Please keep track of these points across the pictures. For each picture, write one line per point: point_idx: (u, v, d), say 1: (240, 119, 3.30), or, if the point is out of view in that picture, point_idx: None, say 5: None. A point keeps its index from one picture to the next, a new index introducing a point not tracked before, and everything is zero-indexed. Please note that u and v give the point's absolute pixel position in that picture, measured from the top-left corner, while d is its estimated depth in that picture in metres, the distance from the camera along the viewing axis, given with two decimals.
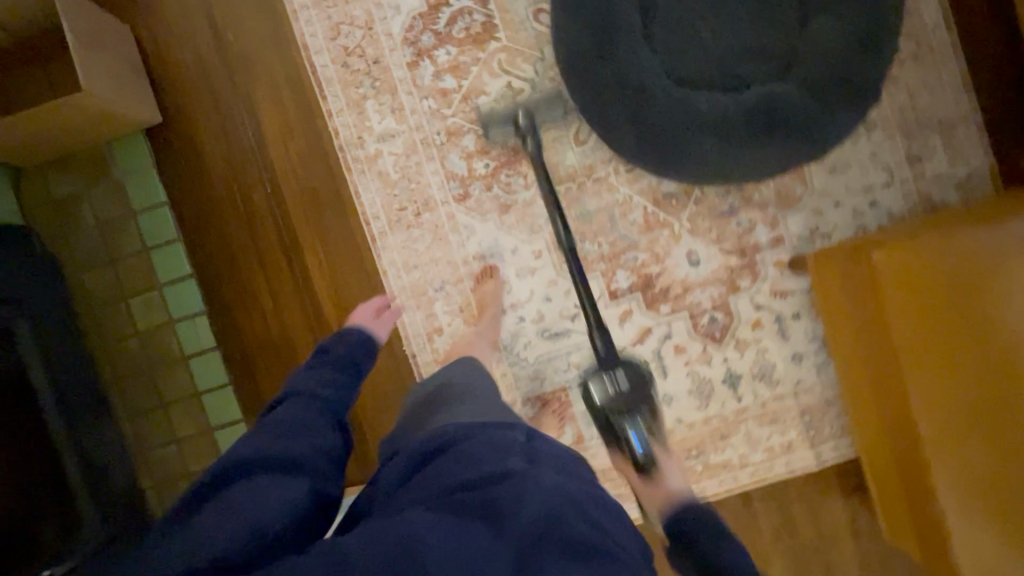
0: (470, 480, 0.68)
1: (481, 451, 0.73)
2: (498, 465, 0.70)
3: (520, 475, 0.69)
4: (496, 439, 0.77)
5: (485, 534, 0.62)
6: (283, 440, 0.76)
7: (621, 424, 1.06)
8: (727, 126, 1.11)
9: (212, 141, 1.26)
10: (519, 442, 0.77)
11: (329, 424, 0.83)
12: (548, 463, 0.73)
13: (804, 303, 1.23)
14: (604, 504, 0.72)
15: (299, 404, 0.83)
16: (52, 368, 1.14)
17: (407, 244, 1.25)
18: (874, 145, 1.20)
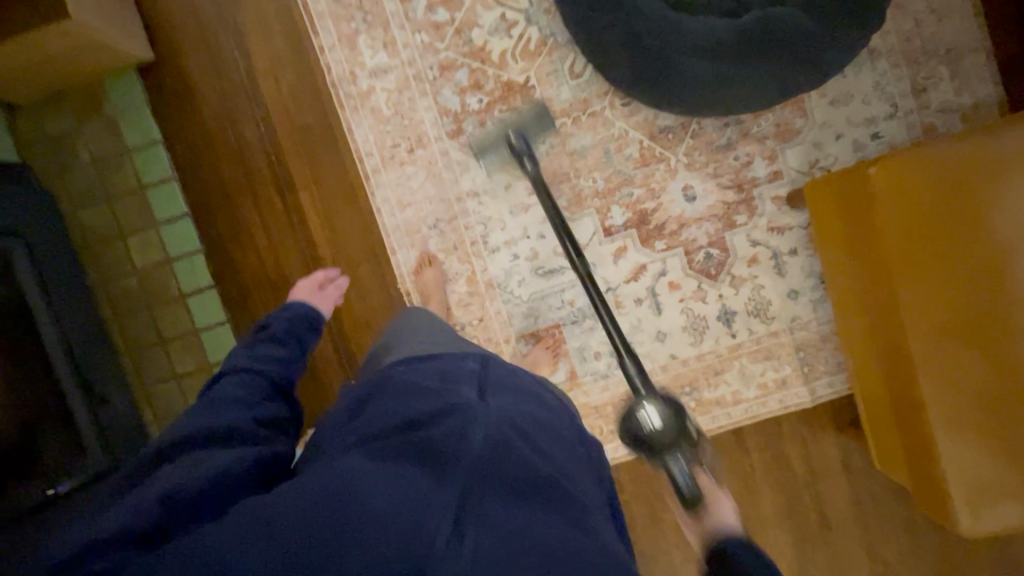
0: (412, 418, 0.61)
1: (429, 384, 0.67)
2: (445, 399, 0.63)
3: (470, 408, 0.61)
4: (449, 369, 0.71)
5: (428, 476, 0.54)
6: (222, 413, 0.70)
7: (665, 461, 0.94)
8: (728, 51, 1.06)
9: (202, 77, 1.25)
10: (471, 369, 0.71)
11: (269, 395, 0.77)
12: (500, 391, 0.68)
13: (801, 238, 1.22)
14: (547, 427, 0.68)
15: (241, 379, 0.78)
16: (51, 301, 1.16)
17: (401, 182, 1.25)
18: (877, 76, 1.17)
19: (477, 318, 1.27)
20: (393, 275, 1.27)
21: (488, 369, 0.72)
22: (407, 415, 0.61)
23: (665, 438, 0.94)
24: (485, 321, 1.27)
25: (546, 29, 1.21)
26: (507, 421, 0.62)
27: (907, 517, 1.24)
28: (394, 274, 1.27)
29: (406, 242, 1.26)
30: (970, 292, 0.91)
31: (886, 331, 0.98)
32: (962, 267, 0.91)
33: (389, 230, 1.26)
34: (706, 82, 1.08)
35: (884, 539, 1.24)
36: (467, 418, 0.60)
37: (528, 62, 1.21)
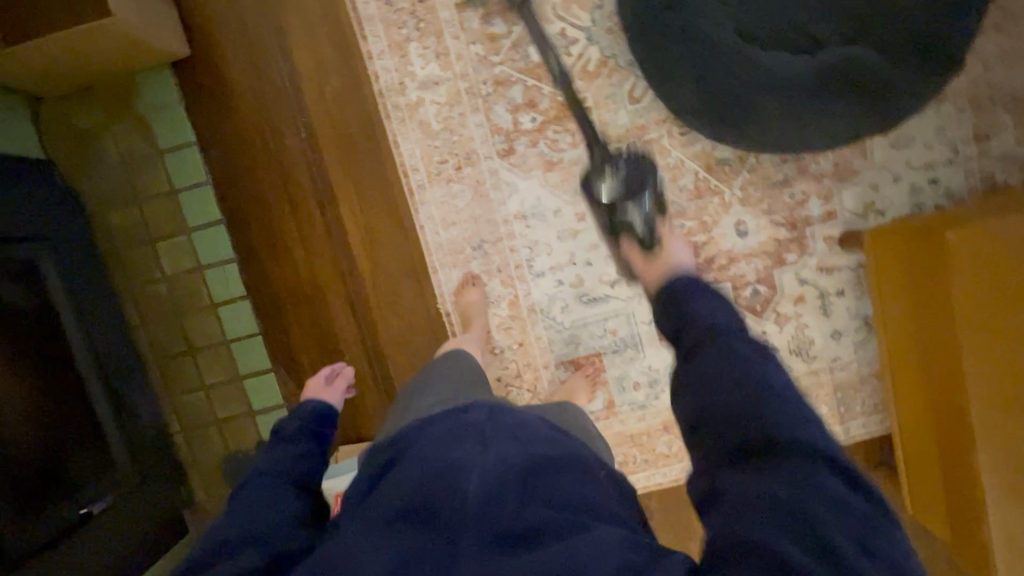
0: (408, 482, 0.58)
1: (432, 441, 0.63)
2: (444, 454, 0.60)
3: (464, 462, 0.58)
4: (454, 420, 0.67)
5: (419, 541, 0.52)
6: (240, 519, 0.62)
7: (627, 212, 1.02)
8: (798, 88, 1.02)
9: (242, 78, 1.18)
10: (478, 418, 0.67)
11: (288, 495, 0.67)
12: (505, 437, 0.63)
13: (850, 280, 1.21)
14: (568, 465, 0.62)
15: (256, 483, 0.68)
16: (80, 309, 1.12)
17: (446, 200, 1.21)
18: (941, 120, 1.15)
19: (516, 342, 1.25)
20: (433, 293, 1.24)
21: (496, 416, 0.67)
22: (408, 477, 0.59)
23: (630, 183, 1.03)
24: (525, 345, 1.25)
25: (607, 50, 1.16)
26: (508, 469, 0.58)
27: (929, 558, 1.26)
28: (434, 293, 1.24)
29: (448, 262, 1.23)
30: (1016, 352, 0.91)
31: (942, 389, 0.99)
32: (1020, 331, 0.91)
33: (431, 248, 1.23)
34: (776, 120, 1.05)
35: None
36: (461, 475, 0.57)
37: (587, 83, 1.17)
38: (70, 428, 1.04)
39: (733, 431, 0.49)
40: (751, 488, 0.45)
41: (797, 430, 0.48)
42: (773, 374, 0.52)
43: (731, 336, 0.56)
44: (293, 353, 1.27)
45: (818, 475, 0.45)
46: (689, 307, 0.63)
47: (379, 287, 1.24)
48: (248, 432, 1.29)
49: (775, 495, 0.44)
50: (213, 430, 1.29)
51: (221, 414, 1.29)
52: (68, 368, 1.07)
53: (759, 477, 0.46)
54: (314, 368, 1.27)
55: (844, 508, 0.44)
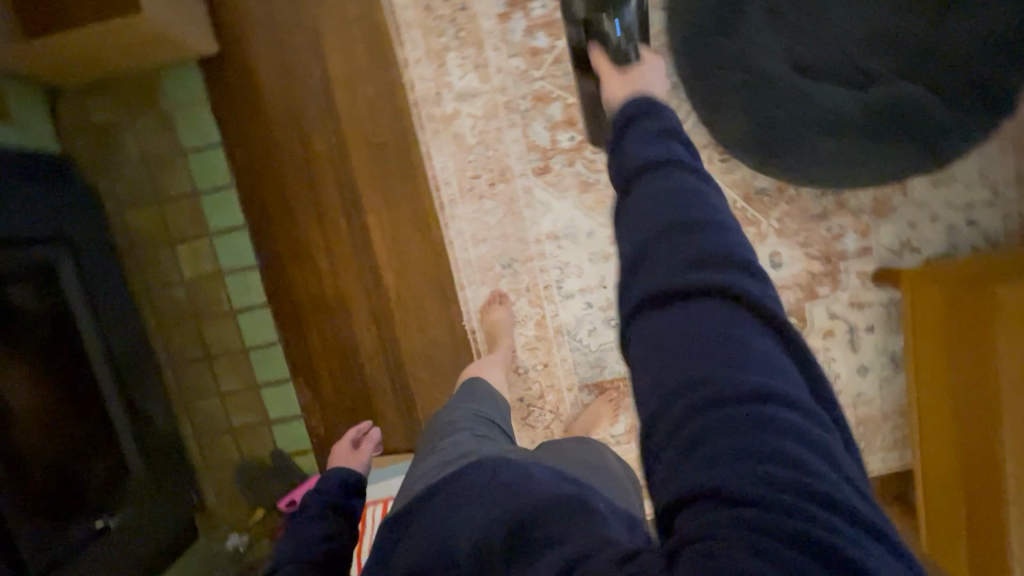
0: (414, 559, 0.55)
1: (435, 513, 0.60)
2: (446, 525, 0.56)
3: (458, 529, 0.54)
4: (455, 486, 0.62)
5: None
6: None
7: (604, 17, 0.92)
8: (847, 125, 1.02)
9: (272, 80, 1.14)
10: (476, 480, 0.61)
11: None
12: (498, 496, 0.56)
13: (880, 316, 1.20)
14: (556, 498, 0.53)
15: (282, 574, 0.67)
16: (97, 311, 1.09)
17: (478, 216, 1.18)
18: (984, 160, 1.13)
19: (541, 363, 1.24)
20: (458, 310, 1.22)
21: (497, 473, 0.61)
22: (417, 554, 0.55)
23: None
24: (550, 366, 1.24)
25: None
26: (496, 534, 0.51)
27: None
28: (459, 310, 1.22)
29: (477, 279, 1.21)
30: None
31: (981, 439, 0.99)
32: None
33: (460, 265, 1.20)
34: (823, 157, 1.03)
35: None
36: (453, 542, 0.53)
37: None
38: (75, 440, 1.02)
39: (657, 269, 0.42)
40: (669, 331, 0.39)
41: (720, 267, 0.41)
42: (708, 205, 0.45)
43: (674, 171, 0.47)
44: (313, 364, 1.25)
45: (742, 320, 0.39)
46: (629, 140, 0.52)
47: (405, 302, 1.22)
48: (264, 440, 1.27)
49: (694, 340, 0.38)
50: (228, 436, 1.28)
51: (237, 421, 1.27)
52: (78, 376, 1.05)
53: (679, 320, 0.40)
54: (334, 381, 1.25)
55: (779, 367, 0.38)
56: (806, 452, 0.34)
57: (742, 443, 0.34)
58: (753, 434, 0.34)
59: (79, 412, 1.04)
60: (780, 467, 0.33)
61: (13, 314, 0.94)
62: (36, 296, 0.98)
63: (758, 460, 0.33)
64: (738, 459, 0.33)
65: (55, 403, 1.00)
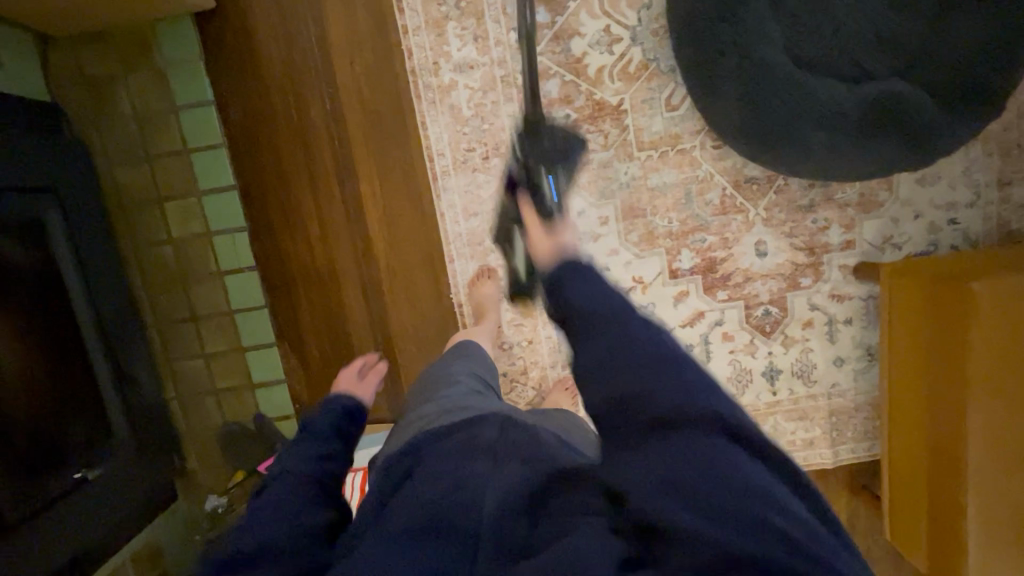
0: (423, 498, 0.55)
1: (443, 457, 0.60)
2: (461, 471, 0.56)
3: (480, 480, 0.54)
4: (458, 436, 0.64)
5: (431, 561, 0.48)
6: (258, 527, 0.56)
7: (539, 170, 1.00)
8: (839, 117, 1.01)
9: (270, 41, 1.13)
10: (486, 433, 0.64)
11: (315, 499, 0.61)
12: (516, 451, 0.59)
13: (859, 309, 1.23)
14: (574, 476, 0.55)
15: (288, 486, 0.62)
16: (84, 265, 1.08)
17: (470, 189, 1.18)
18: (968, 161, 1.16)
19: (526, 339, 1.25)
20: (446, 283, 1.23)
21: (504, 430, 0.65)
22: (428, 495, 0.55)
23: (554, 151, 1.03)
24: (534, 343, 1.25)
25: (650, 52, 1.13)
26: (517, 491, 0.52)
27: None
28: (448, 283, 1.23)
29: (466, 253, 1.21)
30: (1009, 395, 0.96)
31: (944, 433, 1.02)
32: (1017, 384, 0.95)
33: (450, 238, 1.21)
34: (816, 150, 1.03)
35: None
36: (474, 491, 0.53)
37: (625, 84, 1.14)
38: (61, 405, 1.00)
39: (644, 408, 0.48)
40: (670, 454, 0.45)
41: (694, 392, 0.48)
42: (659, 343, 0.52)
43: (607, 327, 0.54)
44: (300, 331, 1.25)
45: (719, 439, 0.45)
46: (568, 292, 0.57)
47: (394, 272, 1.22)
48: (247, 403, 1.28)
49: (684, 458, 0.44)
50: (211, 399, 1.28)
51: (221, 384, 1.27)
52: (68, 339, 1.03)
53: (676, 445, 0.45)
54: (320, 348, 1.26)
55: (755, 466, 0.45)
56: (796, 533, 0.41)
57: (746, 527, 0.40)
58: (727, 501, 0.42)
59: (67, 377, 1.02)
60: (769, 532, 0.40)
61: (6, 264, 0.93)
62: (26, 249, 0.97)
63: (759, 538, 0.40)
64: (744, 530, 0.40)
65: (44, 368, 0.98)
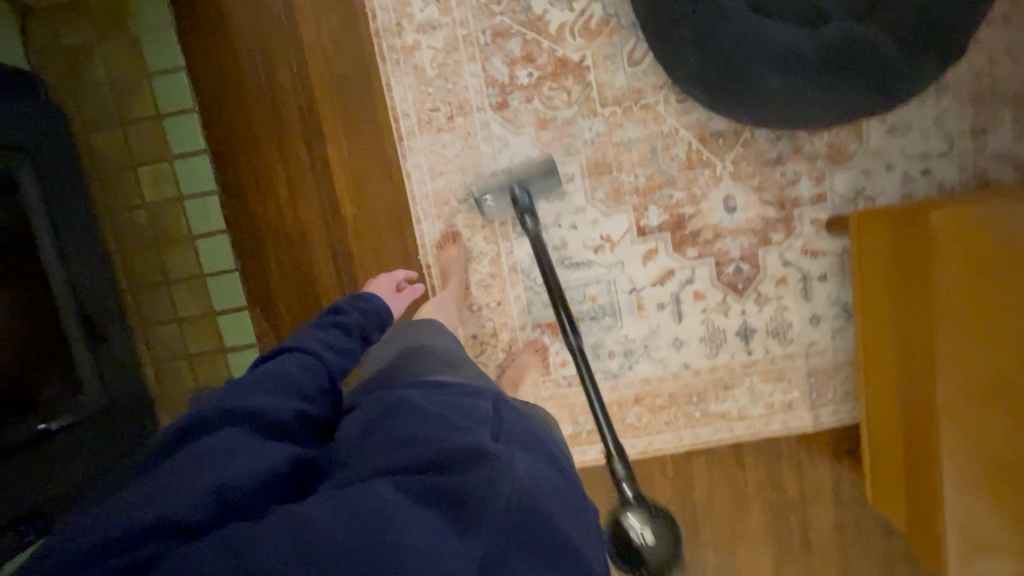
0: (438, 448, 0.56)
1: (446, 414, 0.63)
2: (473, 438, 0.59)
3: (496, 455, 0.57)
4: (460, 402, 0.67)
5: (449, 524, 0.51)
6: (270, 396, 0.65)
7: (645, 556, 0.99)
8: (797, 61, 1.01)
9: (238, 6, 1.16)
10: (486, 409, 0.67)
11: (322, 391, 0.71)
12: (518, 441, 0.64)
13: (833, 265, 1.20)
14: (566, 491, 0.63)
15: (302, 365, 0.71)
16: (56, 225, 1.11)
17: (435, 149, 1.19)
18: (940, 110, 1.13)
19: (495, 301, 1.25)
20: (414, 244, 1.24)
21: (500, 411, 0.68)
22: (441, 450, 0.56)
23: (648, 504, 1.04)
24: (503, 305, 1.25)
25: (610, 8, 1.13)
26: (528, 483, 0.57)
27: (882, 544, 1.30)
28: (415, 245, 1.23)
29: (433, 214, 1.22)
30: (1000, 348, 0.91)
31: (920, 383, 0.99)
32: (994, 324, 0.91)
33: (417, 199, 1.21)
34: (773, 94, 1.04)
35: (858, 558, 1.31)
36: (495, 467, 0.56)
37: (587, 41, 1.14)
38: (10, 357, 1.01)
39: None
40: None
41: None
42: None
43: None
44: (269, 293, 1.27)
45: None
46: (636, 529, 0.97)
47: (363, 234, 1.24)
48: (220, 368, 1.29)
49: None
50: (185, 363, 1.30)
51: (194, 348, 1.29)
52: (27, 294, 1.05)
53: None
54: (290, 311, 1.27)
55: None
56: None
57: None
58: None
59: (30, 328, 1.05)
60: None
61: None
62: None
63: None
64: None
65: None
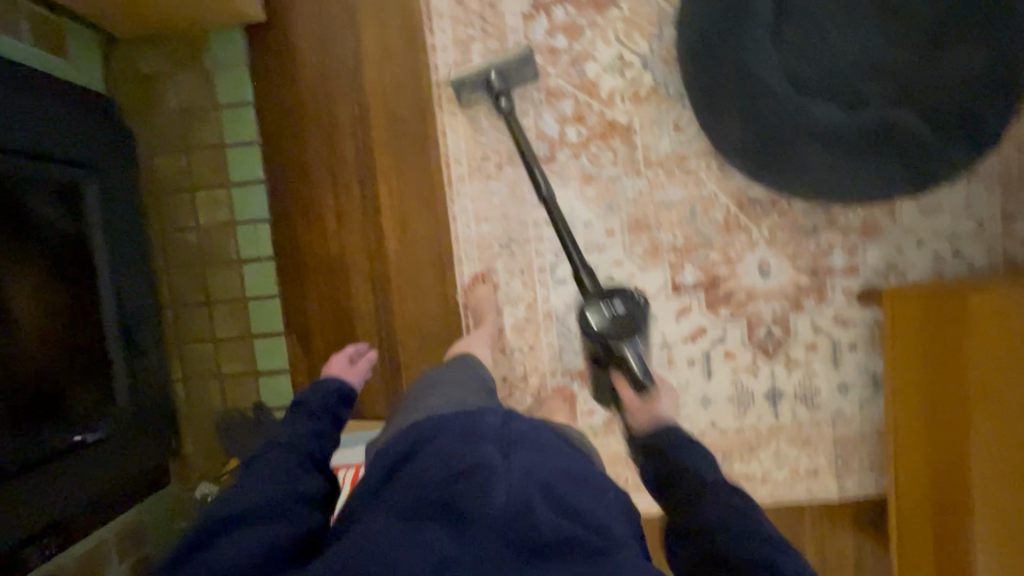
0: (435, 477, 0.62)
1: (450, 437, 0.68)
2: (469, 457, 0.64)
3: (489, 469, 0.62)
4: (464, 420, 0.72)
5: (448, 539, 0.57)
6: (255, 490, 0.66)
7: (619, 347, 1.04)
8: (835, 137, 1.08)
9: (309, 51, 1.24)
10: (492, 422, 0.71)
11: (303, 468, 0.71)
12: (522, 447, 0.67)
13: (863, 335, 1.22)
14: (576, 479, 0.67)
15: (280, 451, 0.72)
16: (113, 241, 1.15)
17: (483, 195, 1.24)
18: (970, 194, 1.18)
19: (527, 345, 1.27)
20: (452, 284, 1.27)
21: (505, 424, 0.71)
22: (440, 476, 0.62)
23: (621, 319, 1.06)
24: (535, 349, 1.27)
25: (660, 78, 1.20)
26: (529, 484, 0.62)
27: None
28: (453, 285, 1.27)
29: (475, 256, 1.25)
30: None
31: (953, 458, 1.02)
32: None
33: (460, 240, 1.25)
34: (814, 168, 1.10)
35: None
36: (487, 480, 0.61)
37: (635, 106, 1.21)
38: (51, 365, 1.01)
39: None
40: None
41: None
42: None
43: None
44: (308, 321, 1.29)
45: None
46: (673, 457, 0.77)
47: (402, 270, 1.27)
48: (250, 392, 1.30)
49: None
50: (214, 384, 1.30)
51: (225, 370, 1.30)
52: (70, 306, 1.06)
53: None
54: (326, 340, 1.29)
55: None
56: None
57: None
58: None
59: (71, 337, 1.06)
60: None
61: (35, 222, 1.01)
62: (53, 211, 1.03)
63: None
64: None
65: (34, 327, 0.99)
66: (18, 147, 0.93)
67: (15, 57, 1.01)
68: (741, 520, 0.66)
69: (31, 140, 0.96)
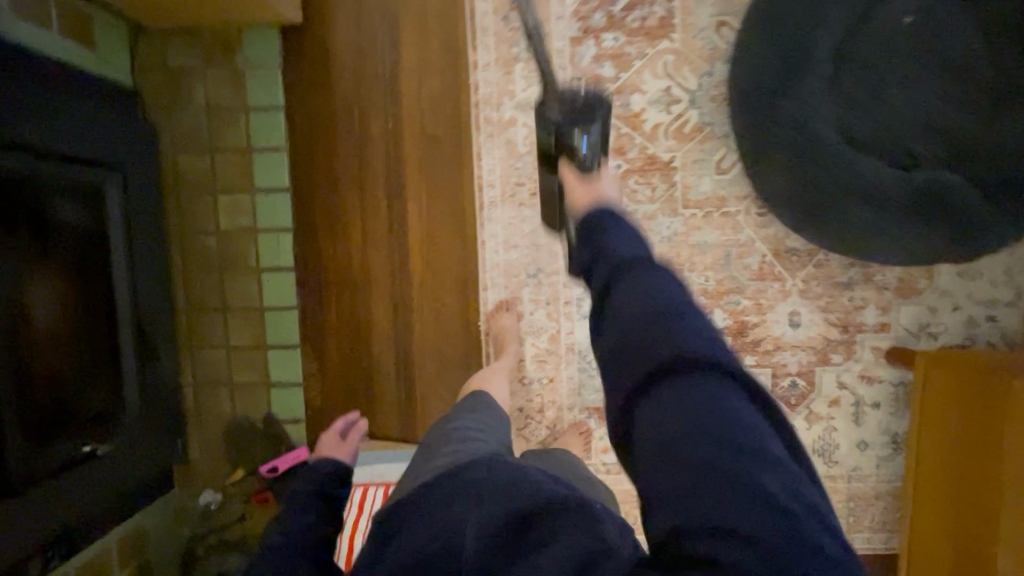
0: (417, 546, 0.56)
1: (435, 498, 0.60)
2: (448, 517, 0.56)
3: (460, 525, 0.54)
4: (453, 485, 0.60)
5: None
6: None
7: (570, 130, 0.82)
8: (883, 197, 1.04)
9: (346, 58, 1.20)
10: (477, 469, 0.61)
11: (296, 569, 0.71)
12: (496, 489, 0.56)
13: (888, 394, 1.21)
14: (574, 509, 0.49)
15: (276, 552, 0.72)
16: (132, 242, 1.11)
17: (514, 222, 1.20)
18: (1012, 261, 1.16)
19: (547, 377, 1.24)
20: (474, 310, 1.24)
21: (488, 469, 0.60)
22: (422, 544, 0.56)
23: (578, 107, 0.83)
24: (555, 382, 1.24)
25: (707, 116, 1.16)
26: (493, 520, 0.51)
27: None
28: (476, 311, 1.24)
29: (500, 283, 1.22)
30: None
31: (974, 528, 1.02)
32: None
33: (487, 266, 1.22)
34: (860, 228, 1.07)
35: None
36: (457, 537, 0.53)
37: (679, 143, 1.17)
38: (65, 370, 0.98)
39: None
40: None
41: None
42: None
43: None
44: (326, 336, 1.27)
45: None
46: (603, 237, 0.55)
47: (425, 291, 1.24)
48: (260, 403, 1.28)
49: None
50: (224, 391, 1.28)
51: (236, 378, 1.27)
52: (86, 309, 1.03)
53: None
54: (342, 355, 1.27)
55: None
56: None
57: None
58: None
59: (89, 343, 1.03)
60: None
61: (59, 225, 0.97)
62: (74, 213, 1.00)
63: None
64: None
65: (56, 336, 0.96)
66: (32, 147, 0.89)
67: (45, 50, 0.98)
68: (655, 310, 0.46)
69: (48, 140, 0.91)
